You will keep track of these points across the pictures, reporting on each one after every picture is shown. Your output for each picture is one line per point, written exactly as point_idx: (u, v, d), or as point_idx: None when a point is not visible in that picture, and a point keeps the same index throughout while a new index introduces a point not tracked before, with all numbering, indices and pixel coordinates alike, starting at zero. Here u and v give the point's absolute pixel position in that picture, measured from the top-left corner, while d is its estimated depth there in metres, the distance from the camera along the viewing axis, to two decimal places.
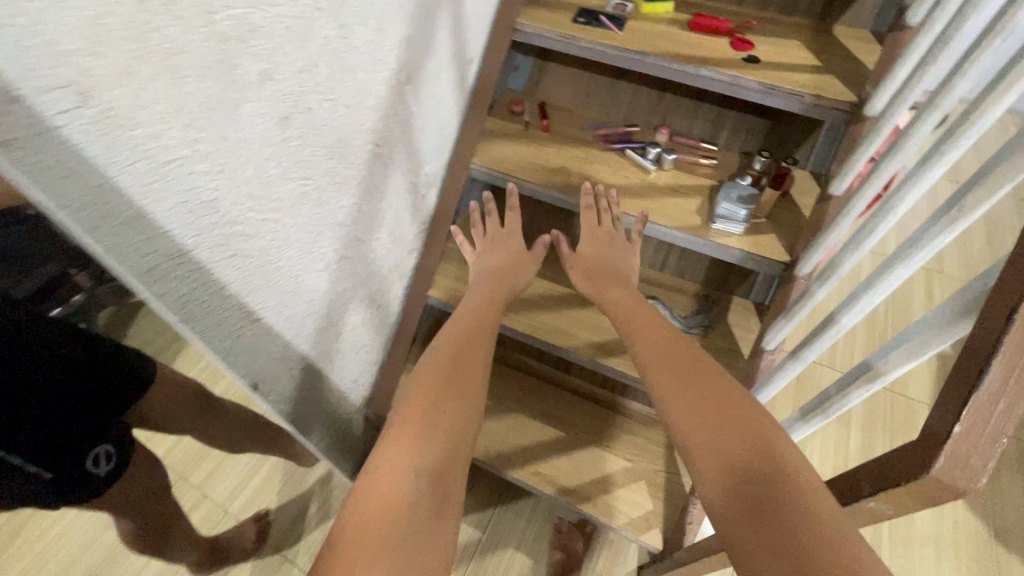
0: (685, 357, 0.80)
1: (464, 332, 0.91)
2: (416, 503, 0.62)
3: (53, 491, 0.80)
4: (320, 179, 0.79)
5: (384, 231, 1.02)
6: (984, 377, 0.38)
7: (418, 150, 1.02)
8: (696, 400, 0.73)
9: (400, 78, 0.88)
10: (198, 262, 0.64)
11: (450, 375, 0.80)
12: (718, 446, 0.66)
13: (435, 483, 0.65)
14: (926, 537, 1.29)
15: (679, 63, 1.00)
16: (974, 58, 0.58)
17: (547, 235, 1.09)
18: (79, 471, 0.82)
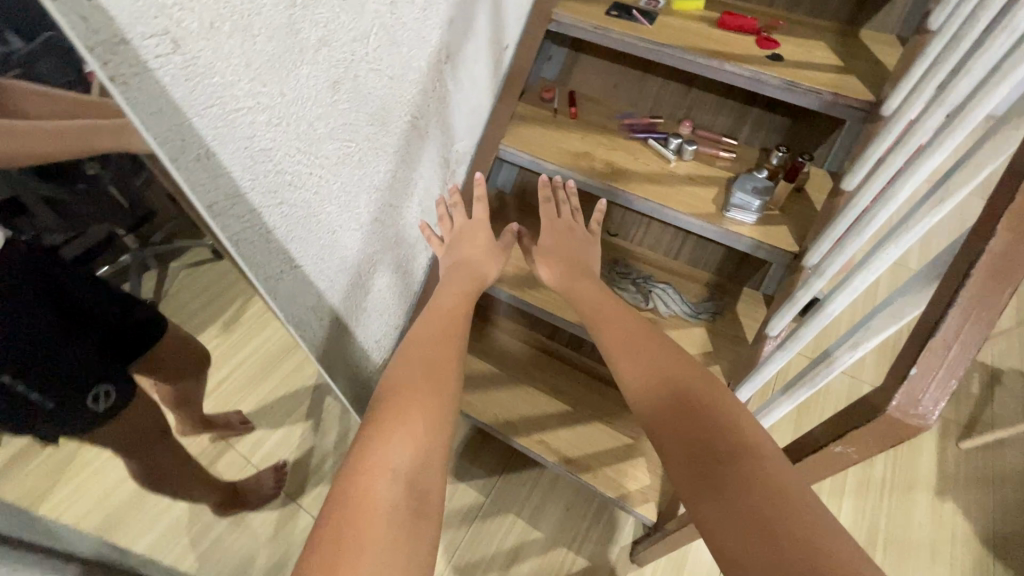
0: (663, 360, 0.85)
1: (444, 333, 0.95)
2: (394, 505, 0.67)
3: (53, 418, 0.87)
4: (363, 143, 0.87)
5: (415, 200, 1.09)
6: (942, 323, 0.42)
7: (452, 126, 1.09)
8: (673, 411, 0.77)
9: (440, 56, 0.95)
10: (251, 204, 0.72)
11: (427, 376, 0.85)
12: (695, 455, 0.71)
13: (412, 481, 0.70)
14: (921, 540, 1.30)
15: (705, 58, 1.05)
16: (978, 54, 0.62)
17: (513, 227, 1.18)
18: (79, 404, 0.89)
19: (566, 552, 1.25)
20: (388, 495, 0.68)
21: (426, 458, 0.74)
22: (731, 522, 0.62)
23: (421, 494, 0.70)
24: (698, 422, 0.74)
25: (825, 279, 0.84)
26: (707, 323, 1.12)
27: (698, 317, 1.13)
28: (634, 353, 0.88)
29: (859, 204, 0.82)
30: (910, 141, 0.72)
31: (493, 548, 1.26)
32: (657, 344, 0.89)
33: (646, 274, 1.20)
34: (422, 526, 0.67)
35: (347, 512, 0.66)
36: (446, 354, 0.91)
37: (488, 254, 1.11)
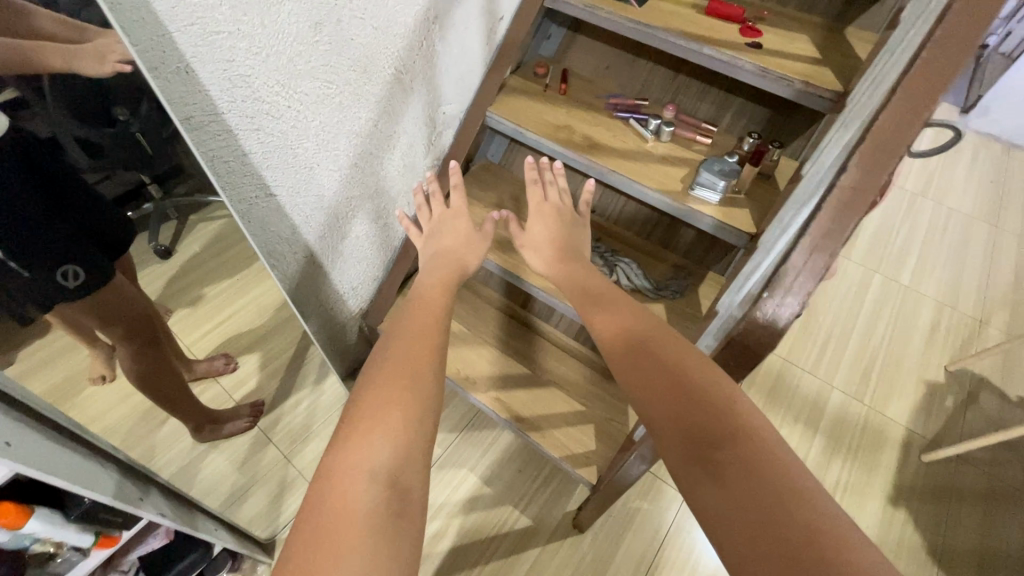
0: (663, 349, 0.81)
1: (429, 322, 0.92)
2: (375, 508, 0.64)
3: (29, 289, 0.93)
4: (343, 87, 0.93)
5: (398, 153, 1.15)
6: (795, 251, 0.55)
7: (439, 87, 1.15)
8: (673, 410, 0.72)
9: (428, 16, 1.01)
10: (227, 125, 0.79)
11: (411, 365, 0.81)
12: (694, 459, 0.66)
13: (394, 481, 0.67)
14: None
15: (686, 40, 1.08)
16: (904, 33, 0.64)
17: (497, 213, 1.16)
18: (49, 279, 0.95)
19: (511, 512, 1.30)
20: (369, 495, 0.65)
21: (405, 454, 0.70)
22: (742, 528, 0.59)
23: (404, 494, 0.66)
24: (699, 415, 0.70)
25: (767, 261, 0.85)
26: (666, 300, 1.15)
27: (658, 294, 1.16)
28: (630, 347, 0.84)
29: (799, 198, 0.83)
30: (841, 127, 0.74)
31: (442, 498, 1.31)
32: (657, 332, 0.85)
33: (615, 250, 1.24)
34: (404, 526, 0.64)
35: (327, 523, 0.62)
36: (431, 333, 0.89)
37: (467, 243, 1.13)
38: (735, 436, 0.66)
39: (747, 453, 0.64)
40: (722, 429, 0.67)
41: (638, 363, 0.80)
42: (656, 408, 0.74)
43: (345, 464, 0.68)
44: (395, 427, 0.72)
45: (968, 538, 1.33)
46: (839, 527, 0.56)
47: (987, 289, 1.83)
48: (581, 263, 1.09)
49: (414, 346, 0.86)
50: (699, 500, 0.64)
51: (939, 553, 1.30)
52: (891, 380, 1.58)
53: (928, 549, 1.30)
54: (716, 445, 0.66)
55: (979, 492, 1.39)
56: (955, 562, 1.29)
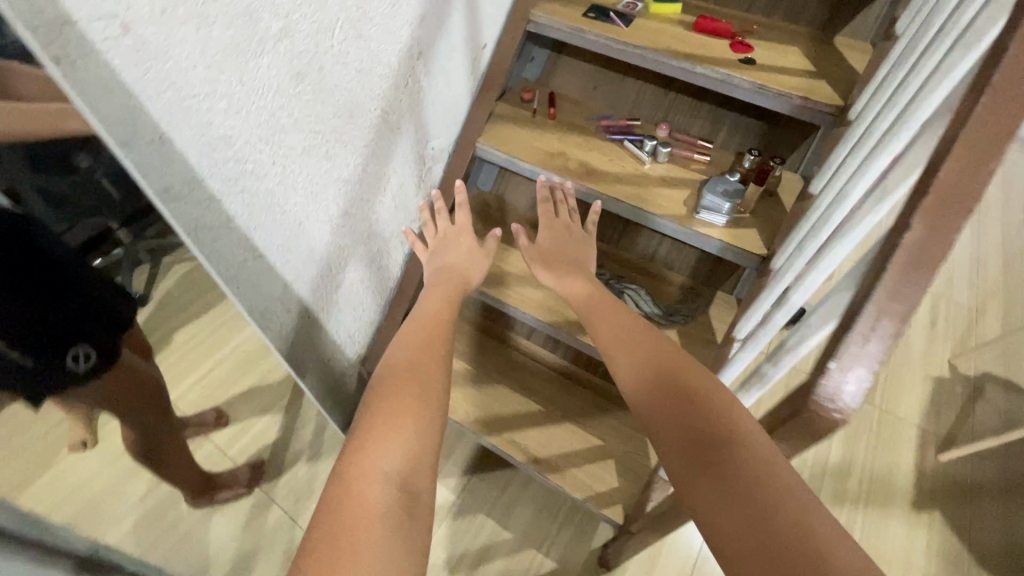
0: (665, 354, 0.82)
1: (428, 341, 0.91)
2: (386, 514, 0.63)
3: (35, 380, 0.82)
4: (329, 136, 0.88)
5: (388, 194, 1.10)
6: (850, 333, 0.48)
7: (427, 122, 1.10)
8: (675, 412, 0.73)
9: (412, 52, 0.96)
10: (210, 191, 0.73)
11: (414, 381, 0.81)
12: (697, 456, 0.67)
13: (404, 484, 0.67)
14: (898, 557, 1.28)
15: (677, 59, 1.06)
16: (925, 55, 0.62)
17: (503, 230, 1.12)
18: (59, 365, 0.85)
19: (536, 554, 1.25)
20: (379, 491, 0.65)
21: (411, 462, 0.70)
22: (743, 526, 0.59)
23: (411, 497, 0.66)
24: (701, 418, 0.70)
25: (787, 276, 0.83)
26: (678, 325, 1.12)
27: (668, 319, 1.13)
28: (633, 351, 0.85)
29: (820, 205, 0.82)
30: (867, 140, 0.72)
31: (463, 547, 1.25)
32: (656, 339, 0.86)
33: (620, 276, 1.21)
34: (412, 527, 0.64)
35: (337, 515, 0.63)
36: (429, 354, 0.88)
37: (470, 258, 1.13)
38: (730, 437, 0.67)
39: (750, 458, 0.64)
40: (717, 429, 0.68)
41: (640, 365, 0.81)
42: (657, 411, 0.74)
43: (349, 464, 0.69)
44: (402, 432, 0.73)
45: (994, 535, 1.32)
46: (826, 526, 0.56)
47: (980, 277, 1.86)
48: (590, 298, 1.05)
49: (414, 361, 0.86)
50: (699, 499, 0.64)
51: (968, 552, 1.29)
52: (898, 380, 1.58)
53: (957, 549, 1.29)
54: (711, 444, 0.67)
55: (998, 487, 1.39)
56: (984, 560, 1.28)
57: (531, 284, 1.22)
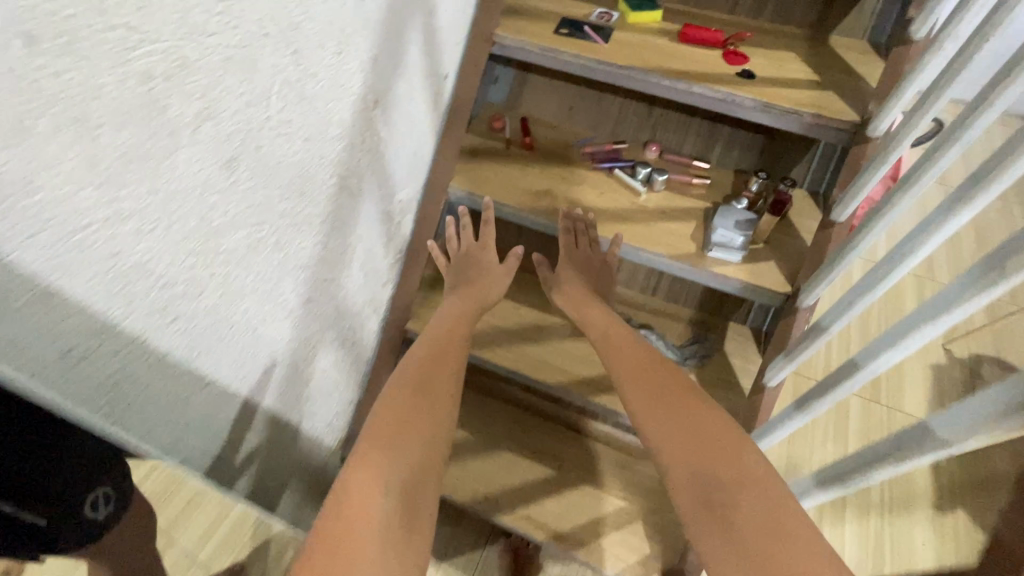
0: (662, 371, 0.74)
1: (450, 333, 0.83)
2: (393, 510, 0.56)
3: None
4: (277, 222, 0.70)
5: (355, 265, 0.94)
6: None
7: (391, 177, 0.93)
8: (676, 431, 0.65)
9: (368, 102, 0.79)
10: (130, 334, 0.55)
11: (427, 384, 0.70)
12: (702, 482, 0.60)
13: (406, 493, 0.58)
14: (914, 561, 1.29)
15: (670, 78, 0.93)
16: None
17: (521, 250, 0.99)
18: None
19: None
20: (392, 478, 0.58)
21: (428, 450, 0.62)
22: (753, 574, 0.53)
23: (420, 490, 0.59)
24: (705, 447, 0.63)
25: (840, 323, 0.73)
26: (697, 371, 1.02)
27: (686, 364, 1.02)
28: (637, 359, 0.77)
29: (866, 239, 0.72)
30: (925, 176, 0.61)
31: None
32: (648, 355, 0.77)
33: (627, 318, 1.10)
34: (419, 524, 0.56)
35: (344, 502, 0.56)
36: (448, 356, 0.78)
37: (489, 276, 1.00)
38: (745, 487, 0.59)
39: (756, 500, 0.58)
40: (734, 476, 0.60)
41: (637, 377, 0.74)
42: (663, 426, 0.66)
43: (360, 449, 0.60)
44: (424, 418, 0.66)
45: None
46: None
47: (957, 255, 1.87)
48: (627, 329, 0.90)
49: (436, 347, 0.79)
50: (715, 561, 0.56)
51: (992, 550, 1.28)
52: (898, 373, 1.57)
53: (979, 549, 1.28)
54: (734, 501, 0.58)
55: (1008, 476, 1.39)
56: None
57: (529, 339, 1.10)
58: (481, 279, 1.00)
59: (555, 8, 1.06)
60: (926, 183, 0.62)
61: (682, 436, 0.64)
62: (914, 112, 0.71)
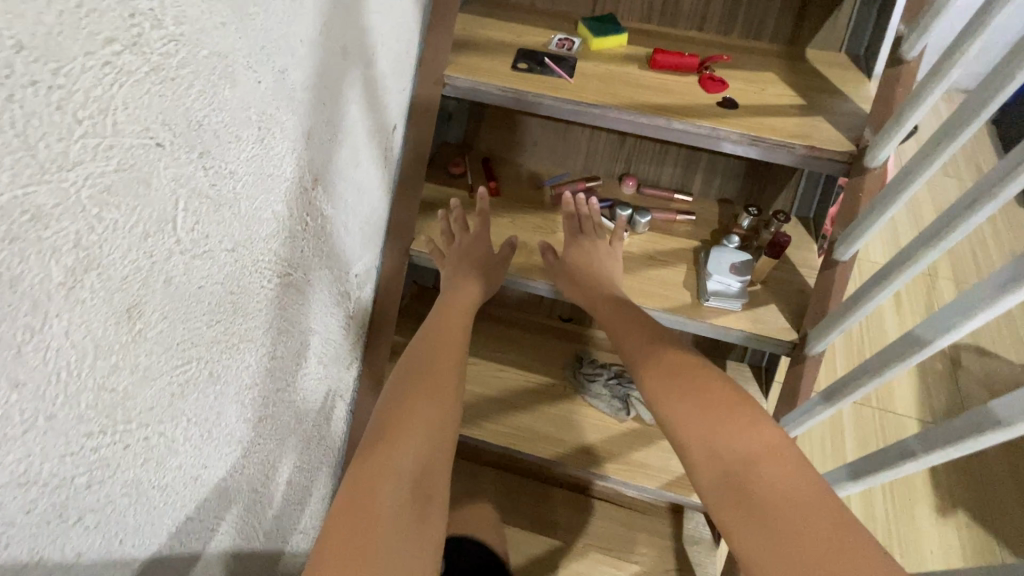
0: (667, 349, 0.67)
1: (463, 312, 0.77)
2: (403, 505, 0.53)
3: None
4: (209, 352, 0.57)
5: (311, 359, 0.81)
6: None
7: (342, 255, 0.81)
8: (688, 405, 0.60)
9: (304, 183, 0.66)
10: (18, 563, 0.41)
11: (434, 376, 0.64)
12: (722, 453, 0.56)
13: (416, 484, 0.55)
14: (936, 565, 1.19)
15: (647, 115, 0.84)
16: None
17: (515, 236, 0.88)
18: None
19: None
20: (401, 471, 0.55)
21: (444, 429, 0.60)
22: (778, 542, 0.50)
23: (431, 478, 0.56)
24: (721, 421, 0.58)
25: (873, 385, 0.67)
26: None
27: None
28: (645, 331, 0.71)
29: (887, 291, 0.67)
30: (964, 228, 0.57)
31: None
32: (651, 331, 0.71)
33: (621, 370, 1.02)
34: (432, 519, 0.54)
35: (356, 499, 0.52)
36: (455, 340, 0.71)
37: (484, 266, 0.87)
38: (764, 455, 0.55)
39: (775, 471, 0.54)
40: (750, 447, 0.56)
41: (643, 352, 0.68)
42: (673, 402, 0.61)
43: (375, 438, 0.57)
44: (437, 401, 0.62)
45: None
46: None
47: None
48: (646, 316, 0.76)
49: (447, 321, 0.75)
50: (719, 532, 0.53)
51: None
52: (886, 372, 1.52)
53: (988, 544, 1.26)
54: (750, 468, 0.54)
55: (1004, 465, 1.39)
56: None
57: (518, 406, 0.99)
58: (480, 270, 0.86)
59: (509, 39, 0.95)
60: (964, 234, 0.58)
61: (692, 403, 0.60)
62: (926, 153, 0.64)
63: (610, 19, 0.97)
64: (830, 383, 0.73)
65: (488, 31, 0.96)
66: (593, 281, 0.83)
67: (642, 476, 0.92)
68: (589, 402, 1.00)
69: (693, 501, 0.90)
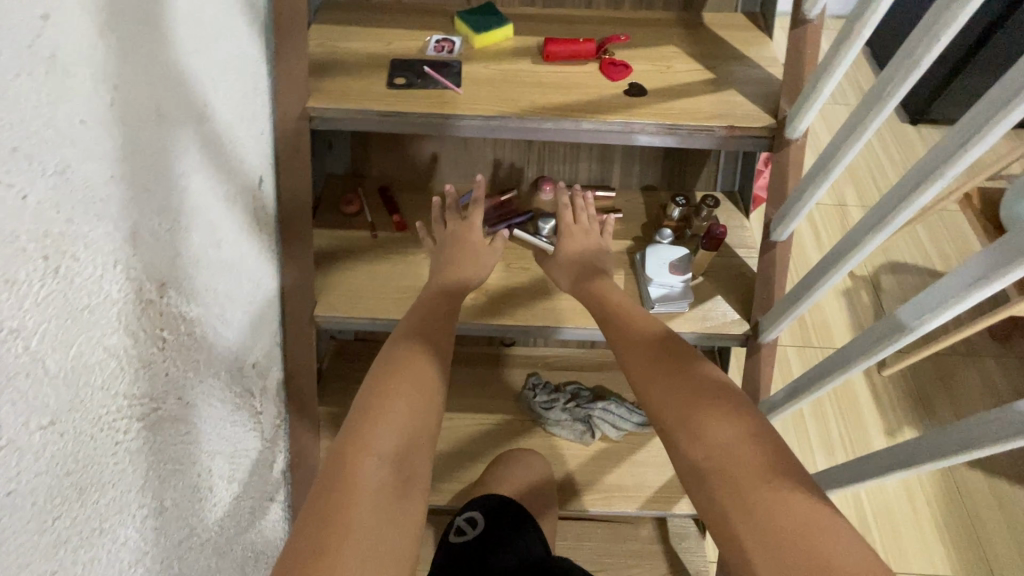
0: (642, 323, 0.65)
1: (448, 294, 0.72)
2: (373, 512, 0.48)
3: None
4: (53, 560, 0.43)
5: (224, 470, 0.67)
6: None
7: (228, 351, 0.67)
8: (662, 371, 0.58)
9: (147, 293, 0.51)
10: None
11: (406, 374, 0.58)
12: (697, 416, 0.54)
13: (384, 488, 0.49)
14: (897, 489, 1.22)
15: (552, 120, 0.74)
16: (999, 119, 0.42)
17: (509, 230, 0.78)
18: None
19: None
20: (383, 460, 0.51)
21: (424, 418, 0.55)
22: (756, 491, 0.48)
23: (407, 467, 0.52)
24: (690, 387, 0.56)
25: (839, 381, 0.63)
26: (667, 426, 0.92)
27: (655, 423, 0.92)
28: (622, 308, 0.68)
29: (835, 276, 0.64)
30: (909, 211, 0.53)
31: None
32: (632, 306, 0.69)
33: (578, 389, 0.95)
34: (401, 512, 0.49)
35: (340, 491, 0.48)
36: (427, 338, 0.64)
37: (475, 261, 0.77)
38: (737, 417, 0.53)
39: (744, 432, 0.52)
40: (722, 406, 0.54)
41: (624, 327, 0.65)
42: (651, 372, 0.59)
43: (357, 419, 0.53)
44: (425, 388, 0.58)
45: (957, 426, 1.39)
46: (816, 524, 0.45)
47: None
48: (616, 294, 0.71)
49: (429, 303, 0.70)
50: (686, 461, 0.52)
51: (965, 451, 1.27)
52: (818, 308, 1.48)
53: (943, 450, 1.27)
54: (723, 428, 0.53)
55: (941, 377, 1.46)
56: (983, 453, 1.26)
57: (475, 456, 0.91)
58: (474, 266, 0.77)
59: (378, 48, 0.81)
60: (908, 216, 0.54)
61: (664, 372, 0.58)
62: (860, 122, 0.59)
63: (488, 9, 0.84)
64: (790, 382, 0.70)
65: (351, 42, 0.82)
66: (585, 275, 0.76)
67: (620, 499, 0.86)
68: (552, 432, 0.92)
69: (675, 512, 0.85)
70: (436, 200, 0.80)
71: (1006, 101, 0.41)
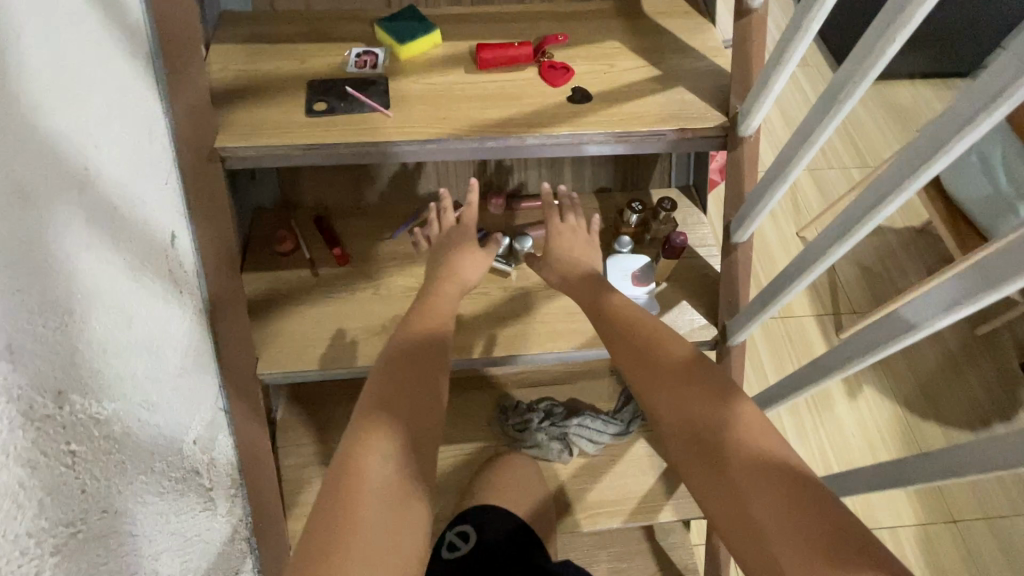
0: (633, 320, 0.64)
1: (446, 312, 0.69)
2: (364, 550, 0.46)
3: None
4: None
5: (171, 564, 0.60)
6: None
7: (160, 438, 0.59)
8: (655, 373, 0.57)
9: (43, 407, 0.44)
10: None
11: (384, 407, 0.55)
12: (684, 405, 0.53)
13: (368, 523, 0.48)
14: (861, 446, 1.26)
15: (495, 138, 0.68)
16: (968, 130, 0.39)
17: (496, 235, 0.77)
18: None
19: None
20: (384, 479, 0.51)
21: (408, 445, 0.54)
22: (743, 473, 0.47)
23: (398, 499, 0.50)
24: (678, 384, 0.55)
25: (815, 389, 0.61)
26: (643, 432, 0.91)
27: (632, 430, 0.90)
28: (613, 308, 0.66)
29: (799, 285, 0.62)
30: (872, 222, 0.51)
31: None
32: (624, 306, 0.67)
33: (551, 406, 0.92)
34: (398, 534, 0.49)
35: (337, 508, 0.48)
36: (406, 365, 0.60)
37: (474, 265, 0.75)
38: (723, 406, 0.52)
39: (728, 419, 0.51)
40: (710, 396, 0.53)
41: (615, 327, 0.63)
42: (645, 376, 0.57)
43: (353, 439, 0.53)
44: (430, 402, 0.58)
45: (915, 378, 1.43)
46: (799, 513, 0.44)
47: None
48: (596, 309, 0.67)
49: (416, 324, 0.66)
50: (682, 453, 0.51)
51: (926, 401, 1.31)
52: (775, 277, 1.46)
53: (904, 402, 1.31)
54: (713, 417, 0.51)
55: None
56: (942, 401, 1.31)
57: (452, 488, 0.87)
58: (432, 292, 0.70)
59: (291, 68, 0.72)
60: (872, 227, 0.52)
61: (655, 372, 0.57)
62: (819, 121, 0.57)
63: (411, 13, 0.76)
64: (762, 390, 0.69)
65: (259, 62, 0.72)
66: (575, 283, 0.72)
67: (604, 514, 0.85)
68: (529, 454, 0.89)
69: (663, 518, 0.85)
70: (437, 201, 0.78)
71: (972, 115, 0.39)
